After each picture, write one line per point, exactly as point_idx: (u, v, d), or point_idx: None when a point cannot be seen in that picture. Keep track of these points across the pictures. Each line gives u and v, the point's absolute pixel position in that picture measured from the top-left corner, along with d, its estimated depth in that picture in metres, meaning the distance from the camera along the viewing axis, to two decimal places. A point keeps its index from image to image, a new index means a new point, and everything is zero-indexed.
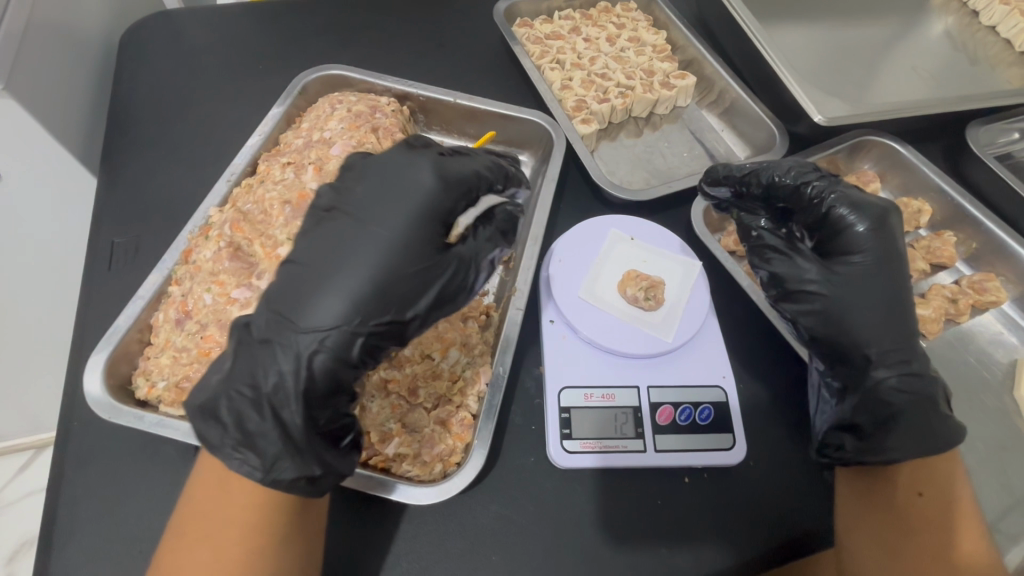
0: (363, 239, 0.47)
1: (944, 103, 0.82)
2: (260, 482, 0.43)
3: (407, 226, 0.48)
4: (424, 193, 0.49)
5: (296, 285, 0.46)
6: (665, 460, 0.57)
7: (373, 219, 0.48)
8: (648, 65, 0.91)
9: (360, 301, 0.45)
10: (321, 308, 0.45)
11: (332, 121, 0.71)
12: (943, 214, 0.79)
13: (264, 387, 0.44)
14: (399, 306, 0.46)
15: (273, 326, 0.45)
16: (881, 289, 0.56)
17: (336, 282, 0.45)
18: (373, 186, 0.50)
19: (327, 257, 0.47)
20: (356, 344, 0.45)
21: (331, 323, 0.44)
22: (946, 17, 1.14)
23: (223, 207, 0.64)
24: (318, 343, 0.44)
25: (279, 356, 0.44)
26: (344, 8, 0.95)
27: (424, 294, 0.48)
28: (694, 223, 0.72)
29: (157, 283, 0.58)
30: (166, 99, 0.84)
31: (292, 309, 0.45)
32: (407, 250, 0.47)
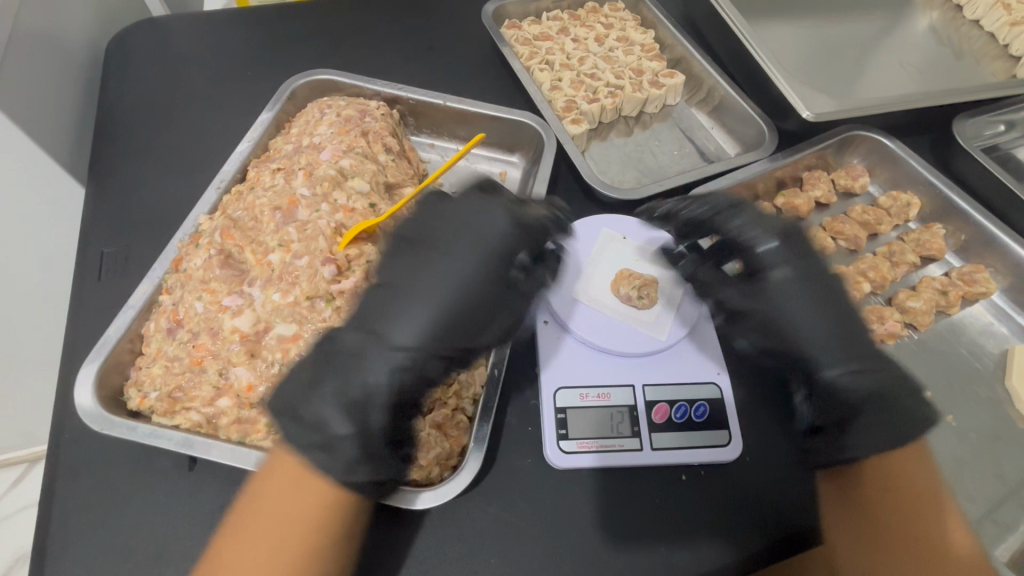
0: (450, 273, 0.51)
1: (930, 97, 0.83)
2: (339, 481, 0.45)
3: (490, 264, 0.53)
4: (499, 235, 0.54)
5: (385, 307, 0.50)
6: (661, 458, 0.57)
7: (453, 252, 0.52)
8: (636, 64, 0.91)
9: (443, 324, 0.50)
10: (404, 328, 0.49)
11: (321, 126, 0.71)
12: (932, 207, 0.79)
13: (354, 391, 0.46)
14: (474, 332, 0.51)
15: (364, 341, 0.49)
16: (810, 292, 0.59)
17: (423, 308, 0.49)
18: (449, 221, 0.55)
19: (413, 284, 0.51)
20: (435, 366, 0.49)
21: (418, 345, 0.48)
22: (931, 12, 1.15)
23: (213, 215, 0.64)
24: (405, 359, 0.48)
25: (371, 369, 0.47)
26: (331, 13, 0.95)
27: (493, 324, 0.53)
28: None
29: (148, 293, 0.58)
30: (154, 107, 0.84)
31: (376, 326, 0.49)
32: (487, 286, 0.52)
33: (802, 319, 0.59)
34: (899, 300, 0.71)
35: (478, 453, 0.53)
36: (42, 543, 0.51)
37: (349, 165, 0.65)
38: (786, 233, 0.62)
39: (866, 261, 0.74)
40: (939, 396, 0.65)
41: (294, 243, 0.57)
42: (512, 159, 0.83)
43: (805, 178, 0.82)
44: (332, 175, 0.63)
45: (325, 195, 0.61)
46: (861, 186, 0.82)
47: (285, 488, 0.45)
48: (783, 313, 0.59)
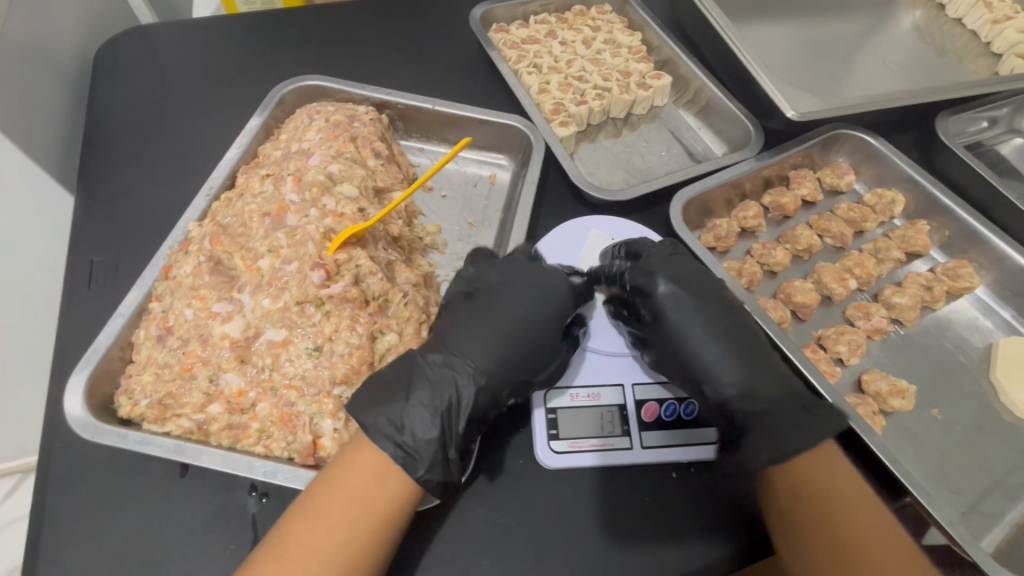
0: (518, 309, 0.56)
1: (913, 96, 0.84)
2: (416, 476, 0.47)
3: (555, 301, 0.58)
4: (565, 282, 0.59)
5: (466, 334, 0.55)
6: (651, 456, 0.57)
7: (525, 292, 0.58)
8: (624, 66, 0.92)
9: (516, 355, 0.54)
10: (484, 351, 0.54)
11: (310, 131, 0.71)
12: (916, 204, 0.80)
13: (441, 399, 0.50)
14: (540, 365, 0.56)
15: (450, 361, 0.53)
16: (702, 321, 0.58)
17: (498, 335, 0.55)
18: (516, 266, 0.60)
19: (488, 316, 0.56)
20: (503, 396, 0.54)
21: (493, 368, 0.53)
22: (914, 11, 1.17)
23: (202, 221, 0.64)
24: (482, 382, 0.52)
25: (456, 381, 0.52)
26: (320, 19, 0.96)
27: (552, 363, 0.57)
28: (673, 221, 0.73)
29: (138, 300, 0.58)
30: (143, 114, 0.84)
31: (458, 351, 0.54)
32: (552, 319, 0.57)
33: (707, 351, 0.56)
34: (885, 295, 0.72)
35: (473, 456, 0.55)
36: (35, 553, 0.51)
37: (338, 171, 0.65)
38: (673, 265, 0.61)
39: (852, 258, 0.75)
40: (923, 390, 0.66)
41: (284, 248, 0.57)
42: (501, 161, 0.83)
43: (792, 177, 0.83)
44: (321, 180, 0.63)
45: (314, 201, 0.61)
46: (847, 184, 0.83)
47: (365, 480, 0.47)
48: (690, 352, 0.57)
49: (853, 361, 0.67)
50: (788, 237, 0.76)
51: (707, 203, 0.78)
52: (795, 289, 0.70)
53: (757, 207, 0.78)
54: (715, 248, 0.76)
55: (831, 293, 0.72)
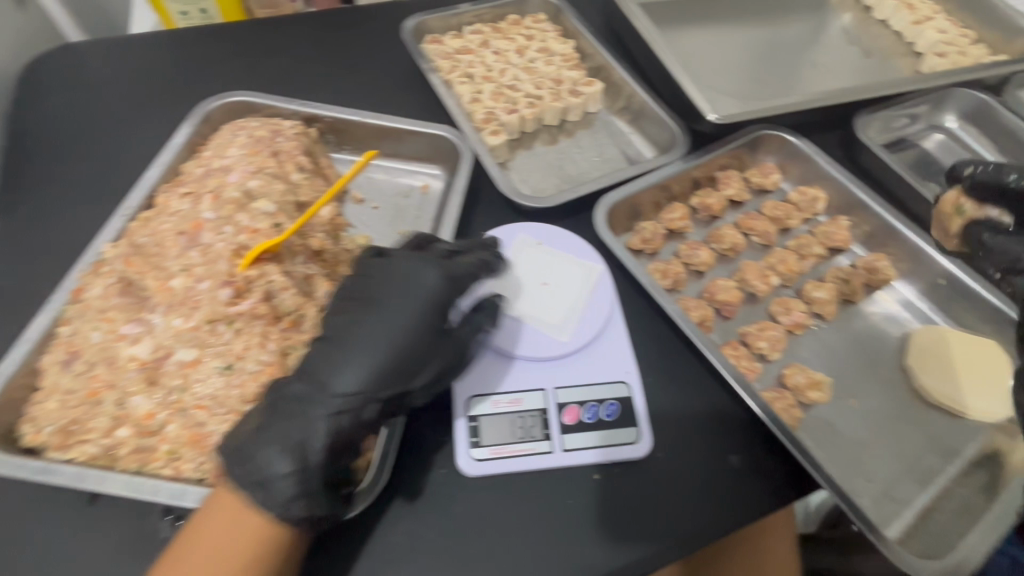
0: (384, 322, 0.53)
1: (831, 97, 0.87)
2: (275, 516, 0.46)
3: (418, 310, 0.53)
4: (430, 291, 0.54)
5: (331, 357, 0.51)
6: (571, 459, 0.58)
7: (390, 308, 0.53)
8: (556, 74, 0.93)
9: (379, 373, 0.51)
10: (346, 375, 0.50)
11: (232, 148, 0.71)
12: (838, 201, 0.83)
13: (295, 440, 0.48)
14: (408, 378, 0.52)
15: (309, 392, 0.50)
16: None
17: (360, 355, 0.51)
18: (383, 276, 0.55)
19: (352, 333, 0.52)
20: (372, 412, 0.51)
21: (354, 390, 0.50)
22: (843, 14, 1.21)
23: (117, 242, 0.63)
24: (342, 408, 0.49)
25: (312, 414, 0.49)
26: (253, 34, 0.95)
27: (426, 370, 0.53)
28: (598, 228, 0.74)
29: (44, 325, 0.57)
30: (66, 135, 0.82)
31: (321, 377, 0.50)
32: (418, 330, 0.53)
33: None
34: (806, 291, 0.74)
35: (386, 469, 0.55)
36: None
37: (257, 187, 0.65)
38: None
39: (776, 255, 0.77)
40: (839, 383, 0.68)
41: (197, 267, 0.57)
42: (435, 171, 0.84)
43: (719, 178, 0.85)
44: (236, 198, 0.63)
45: (229, 217, 0.61)
46: (773, 184, 0.86)
47: (221, 526, 0.47)
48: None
49: (774, 357, 0.69)
50: (713, 237, 0.79)
51: (635, 206, 0.79)
52: (717, 288, 0.73)
53: (683, 209, 0.81)
54: (643, 250, 0.77)
55: (754, 291, 0.74)
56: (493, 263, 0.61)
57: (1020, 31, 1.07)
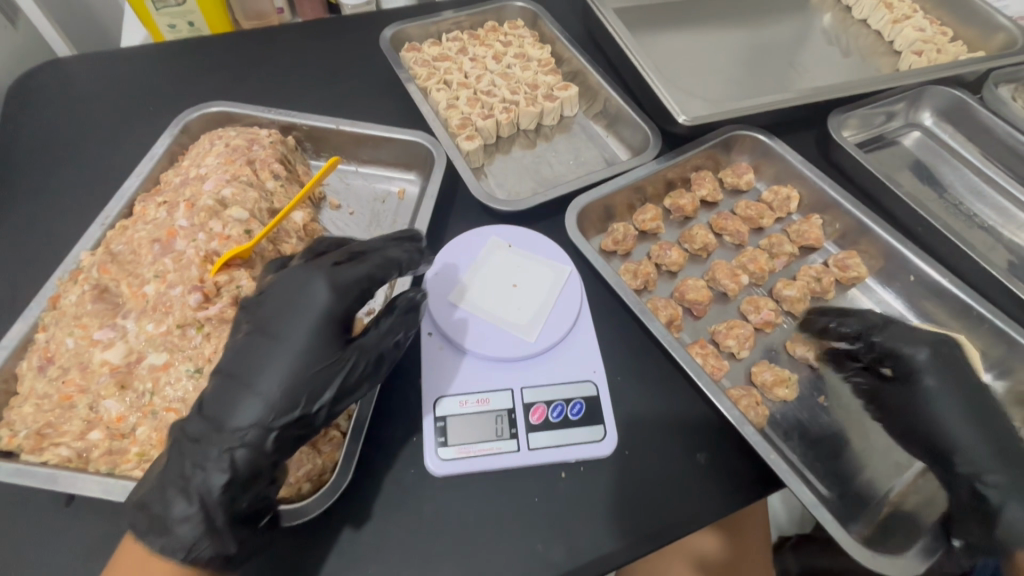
0: (276, 348, 0.51)
1: (806, 95, 0.88)
2: (182, 561, 0.46)
3: (308, 330, 0.51)
4: (319, 304, 0.52)
5: (222, 390, 0.49)
6: (537, 457, 0.59)
7: (280, 327, 0.51)
8: (532, 79, 0.94)
9: (275, 398, 0.49)
10: (240, 409, 0.48)
11: (208, 157, 0.72)
12: (812, 200, 0.84)
13: (193, 484, 0.47)
14: (307, 398, 0.50)
15: (203, 432, 0.48)
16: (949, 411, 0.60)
17: (253, 385, 0.49)
18: (273, 296, 0.53)
19: (246, 364, 0.50)
20: (272, 439, 0.48)
21: (248, 422, 0.48)
22: (822, 15, 1.22)
23: (95, 250, 0.65)
24: (239, 441, 0.48)
25: (208, 454, 0.47)
26: (236, 46, 0.97)
27: (328, 386, 0.51)
28: (570, 230, 0.74)
29: (23, 332, 0.59)
30: (52, 146, 0.84)
31: (217, 415, 0.49)
32: (312, 351, 0.51)
33: (946, 413, 0.60)
34: (777, 289, 0.75)
35: (349, 470, 0.55)
36: None
37: (231, 194, 0.66)
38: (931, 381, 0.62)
39: (747, 254, 0.78)
40: (808, 380, 0.69)
41: (169, 274, 0.58)
42: (411, 177, 0.85)
43: (692, 179, 0.86)
44: (210, 205, 0.64)
45: (202, 225, 0.62)
46: (747, 183, 0.86)
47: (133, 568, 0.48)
48: (921, 410, 0.61)
49: (743, 355, 0.70)
50: (685, 237, 0.79)
51: (608, 207, 0.80)
52: (688, 288, 0.73)
53: (655, 210, 0.81)
54: (615, 252, 0.78)
55: (725, 290, 0.74)
56: (403, 262, 0.59)
57: (999, 28, 1.07)
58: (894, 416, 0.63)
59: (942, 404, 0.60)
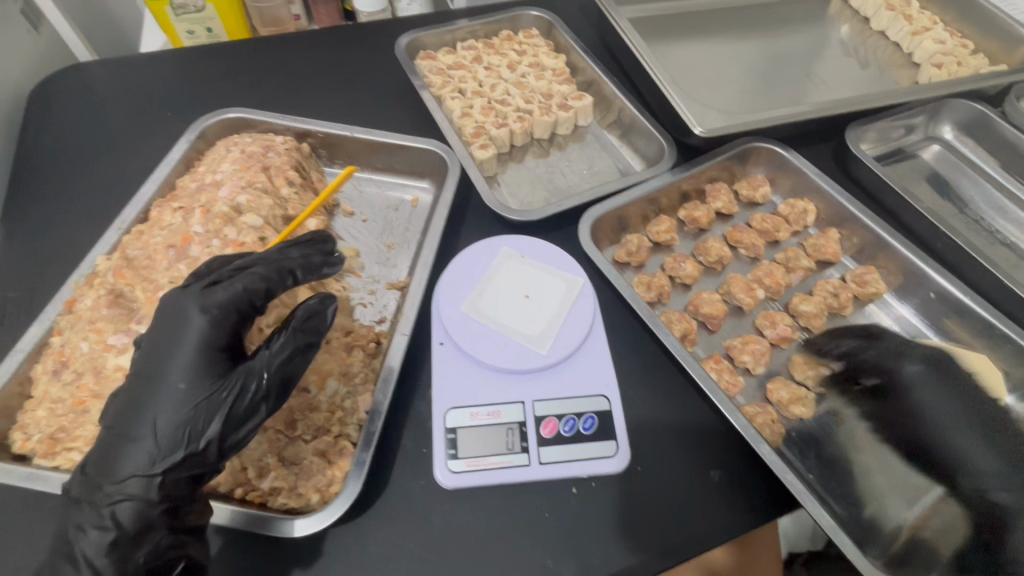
0: (151, 393, 0.49)
1: (824, 108, 0.87)
2: None
3: (181, 366, 0.50)
4: (193, 336, 0.51)
5: (103, 446, 0.48)
6: (549, 471, 0.58)
7: (154, 370, 0.50)
8: (547, 88, 0.94)
9: (153, 443, 0.47)
10: (116, 464, 0.47)
11: (224, 163, 0.73)
12: (828, 214, 0.83)
13: (79, 551, 0.46)
14: (191, 434, 0.48)
15: (86, 493, 0.47)
16: (956, 428, 0.62)
17: (128, 436, 0.48)
18: (149, 336, 0.52)
19: (122, 415, 0.49)
20: (157, 486, 0.47)
21: (127, 473, 0.47)
22: (839, 26, 1.21)
23: (111, 255, 0.65)
24: (122, 493, 0.47)
25: (92, 513, 0.47)
26: (254, 52, 0.98)
27: (211, 419, 0.49)
28: (582, 241, 0.74)
29: (38, 335, 0.59)
30: (69, 150, 0.85)
31: (96, 473, 0.48)
32: (189, 387, 0.49)
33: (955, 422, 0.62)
34: (793, 304, 0.74)
35: (359, 479, 0.53)
36: None
37: (245, 201, 0.66)
38: (932, 395, 0.64)
39: (763, 268, 0.77)
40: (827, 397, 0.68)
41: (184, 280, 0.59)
42: (424, 185, 0.85)
43: (707, 191, 0.85)
44: (225, 212, 0.64)
45: (216, 232, 0.63)
46: (762, 196, 0.86)
47: None
48: (927, 419, 0.63)
49: (758, 371, 0.68)
50: (700, 250, 0.78)
51: (622, 218, 0.79)
52: (702, 300, 0.72)
53: (670, 222, 0.81)
54: (629, 263, 0.77)
55: (740, 304, 0.73)
56: (289, 276, 0.57)
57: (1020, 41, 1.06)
58: (913, 435, 0.63)
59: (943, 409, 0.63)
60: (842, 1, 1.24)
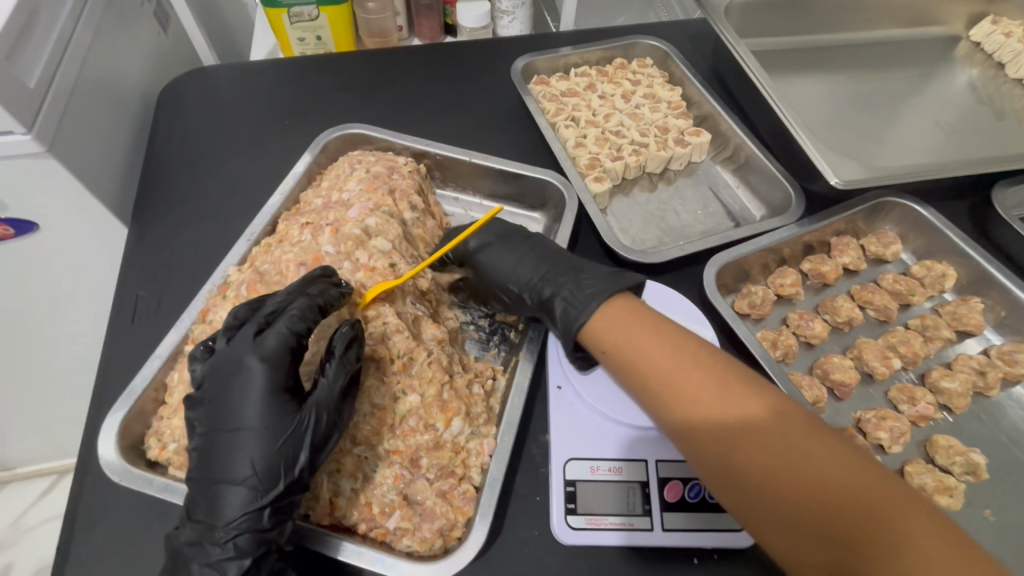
0: (232, 439, 0.48)
1: (981, 164, 0.78)
2: None
3: (253, 410, 0.48)
4: (254, 381, 0.49)
5: (203, 492, 0.48)
6: (673, 540, 0.55)
7: (230, 418, 0.49)
8: (662, 122, 0.92)
9: (253, 482, 0.47)
10: (220, 504, 0.47)
11: (350, 181, 0.73)
12: (970, 279, 0.76)
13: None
14: (285, 466, 0.47)
15: (198, 534, 0.47)
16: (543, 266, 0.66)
17: (224, 479, 0.48)
18: (208, 391, 0.50)
19: (212, 463, 0.48)
20: (267, 515, 0.47)
21: (235, 514, 0.47)
22: (970, 69, 1.12)
23: (242, 266, 0.66)
24: (235, 531, 0.47)
25: (210, 551, 0.47)
26: (368, 66, 0.99)
27: (300, 449, 0.48)
28: (707, 286, 0.71)
29: (175, 342, 0.60)
30: (194, 152, 0.88)
31: (203, 517, 0.48)
32: (267, 427, 0.48)
33: (511, 274, 0.66)
34: (932, 378, 0.69)
35: (481, 529, 0.52)
36: None
37: (375, 224, 0.66)
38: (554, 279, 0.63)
39: (897, 335, 0.72)
40: (973, 486, 0.62)
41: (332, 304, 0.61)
42: (535, 214, 0.85)
43: (833, 244, 0.80)
44: (356, 234, 0.64)
45: (348, 254, 0.63)
46: (893, 254, 0.80)
47: None
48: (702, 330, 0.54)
49: (895, 450, 0.64)
50: (827, 308, 0.75)
51: (743, 266, 0.75)
52: (834, 366, 0.69)
53: (795, 273, 0.77)
54: (749, 315, 0.74)
55: (872, 371, 0.69)
56: (326, 303, 0.53)
57: None
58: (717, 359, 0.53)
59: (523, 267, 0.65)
60: (973, 44, 1.16)
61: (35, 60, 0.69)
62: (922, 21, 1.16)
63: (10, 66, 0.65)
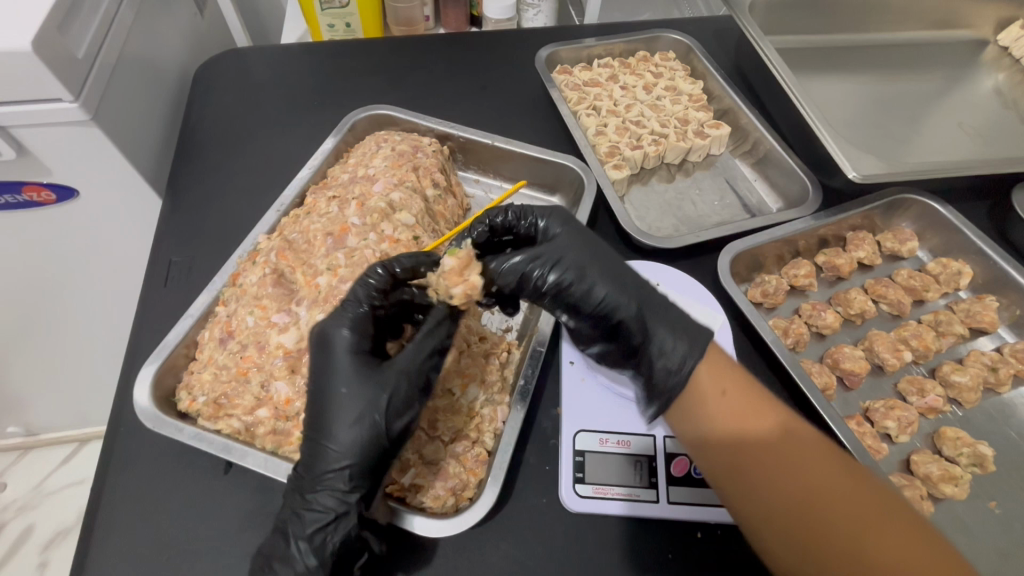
0: (325, 400, 0.51)
1: (1002, 164, 0.78)
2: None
3: (343, 373, 0.51)
4: (342, 345, 0.51)
5: (305, 444, 0.51)
6: (677, 512, 0.56)
7: (325, 381, 0.51)
8: (683, 114, 0.93)
9: (340, 438, 0.49)
10: (315, 460, 0.50)
11: (376, 158, 0.76)
12: (986, 277, 0.77)
13: (290, 528, 0.49)
14: (366, 429, 0.49)
15: (296, 480, 0.51)
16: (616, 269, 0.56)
17: (321, 438, 0.50)
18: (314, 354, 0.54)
19: (311, 420, 0.51)
20: (348, 475, 0.48)
21: (326, 469, 0.49)
22: (996, 73, 1.11)
23: (271, 235, 0.69)
24: (321, 485, 0.49)
25: (301, 500, 0.50)
26: (396, 51, 1.02)
27: (377, 413, 0.49)
28: (721, 273, 0.72)
29: (206, 303, 0.63)
30: (228, 128, 0.92)
31: (303, 469, 0.50)
32: (353, 389, 0.50)
33: (588, 276, 0.54)
34: (943, 372, 0.69)
35: (494, 488, 0.54)
36: (91, 521, 0.55)
37: (399, 199, 0.69)
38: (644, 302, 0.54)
39: (909, 329, 0.73)
40: (979, 478, 0.63)
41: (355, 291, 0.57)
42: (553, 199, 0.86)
43: (849, 239, 0.80)
44: (382, 208, 0.67)
45: (374, 225, 0.65)
46: (909, 251, 0.80)
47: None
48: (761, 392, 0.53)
49: (902, 440, 0.65)
50: (840, 300, 0.76)
51: (757, 257, 0.76)
52: (844, 356, 0.70)
53: (809, 265, 0.77)
54: (762, 304, 0.75)
55: (883, 363, 0.70)
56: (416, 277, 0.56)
57: None
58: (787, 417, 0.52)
59: (607, 269, 0.55)
60: (1000, 48, 1.15)
61: (86, 30, 0.72)
62: (947, 24, 1.16)
63: (65, 35, 0.69)
